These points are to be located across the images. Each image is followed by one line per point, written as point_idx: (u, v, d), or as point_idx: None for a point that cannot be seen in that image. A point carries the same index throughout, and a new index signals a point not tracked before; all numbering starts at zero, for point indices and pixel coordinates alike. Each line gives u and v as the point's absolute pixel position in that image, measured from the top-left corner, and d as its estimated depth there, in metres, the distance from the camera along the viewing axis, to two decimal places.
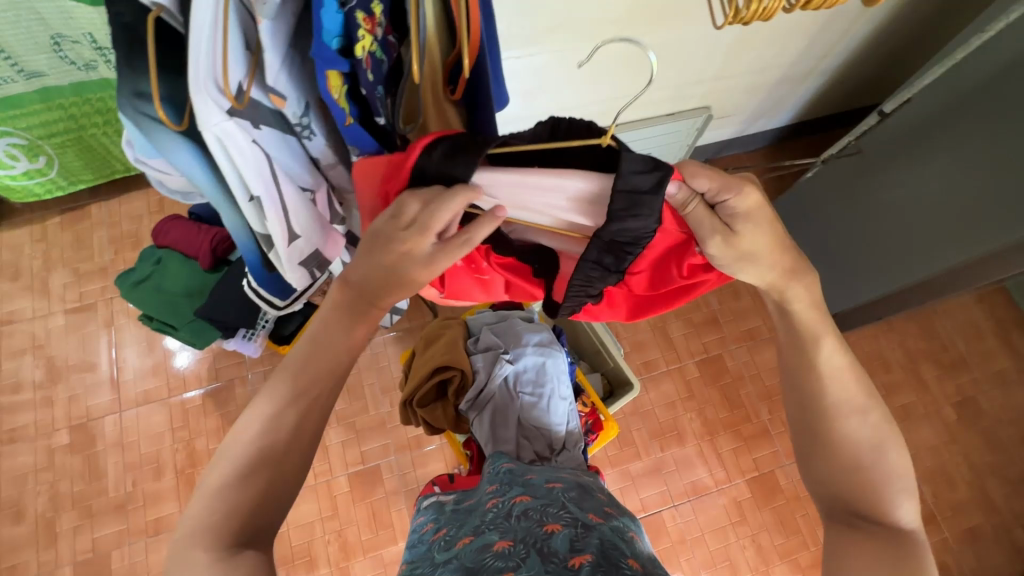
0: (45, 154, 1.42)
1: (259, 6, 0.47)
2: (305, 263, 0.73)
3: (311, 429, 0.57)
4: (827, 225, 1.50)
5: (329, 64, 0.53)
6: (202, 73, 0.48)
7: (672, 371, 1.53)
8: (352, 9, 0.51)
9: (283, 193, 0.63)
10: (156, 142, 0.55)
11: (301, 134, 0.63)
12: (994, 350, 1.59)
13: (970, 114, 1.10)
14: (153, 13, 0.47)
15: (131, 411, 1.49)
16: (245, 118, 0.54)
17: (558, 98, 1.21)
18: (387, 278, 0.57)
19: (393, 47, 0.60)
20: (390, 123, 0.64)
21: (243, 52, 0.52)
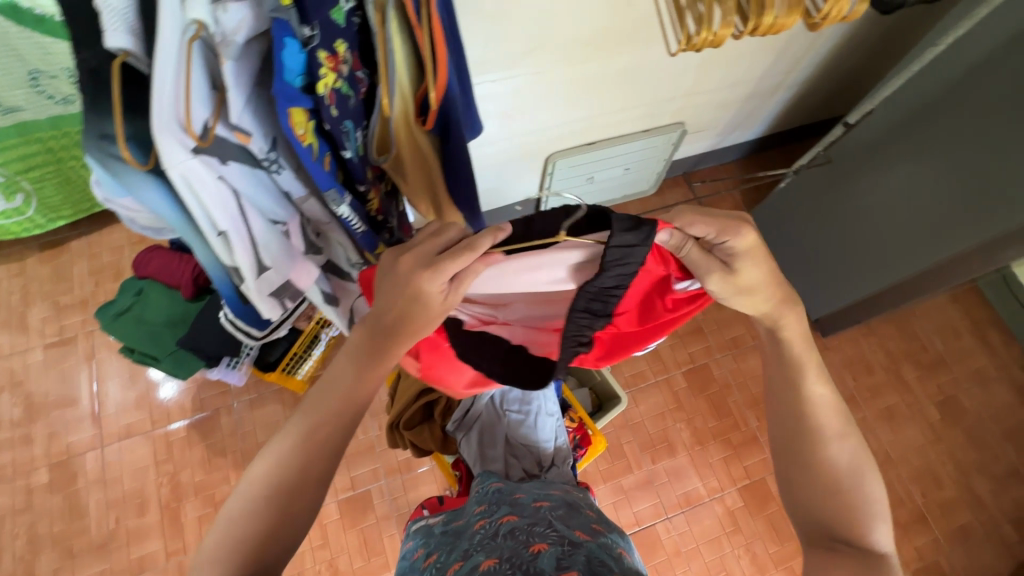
0: (22, 190, 1.41)
1: (223, 49, 0.49)
2: (276, 293, 0.72)
3: (330, 453, 0.59)
4: (803, 233, 1.53)
5: (290, 102, 0.54)
6: (164, 114, 0.48)
7: (660, 382, 1.54)
8: (314, 49, 0.52)
9: (251, 226, 0.64)
10: (122, 180, 0.55)
11: (270, 167, 0.64)
12: (970, 349, 1.62)
13: (932, 122, 1.15)
14: (119, 58, 0.48)
15: (113, 446, 1.46)
16: (212, 155, 0.54)
17: (535, 118, 1.23)
18: (405, 313, 0.57)
19: (359, 82, 0.62)
20: (357, 156, 0.67)
21: (208, 91, 0.52)
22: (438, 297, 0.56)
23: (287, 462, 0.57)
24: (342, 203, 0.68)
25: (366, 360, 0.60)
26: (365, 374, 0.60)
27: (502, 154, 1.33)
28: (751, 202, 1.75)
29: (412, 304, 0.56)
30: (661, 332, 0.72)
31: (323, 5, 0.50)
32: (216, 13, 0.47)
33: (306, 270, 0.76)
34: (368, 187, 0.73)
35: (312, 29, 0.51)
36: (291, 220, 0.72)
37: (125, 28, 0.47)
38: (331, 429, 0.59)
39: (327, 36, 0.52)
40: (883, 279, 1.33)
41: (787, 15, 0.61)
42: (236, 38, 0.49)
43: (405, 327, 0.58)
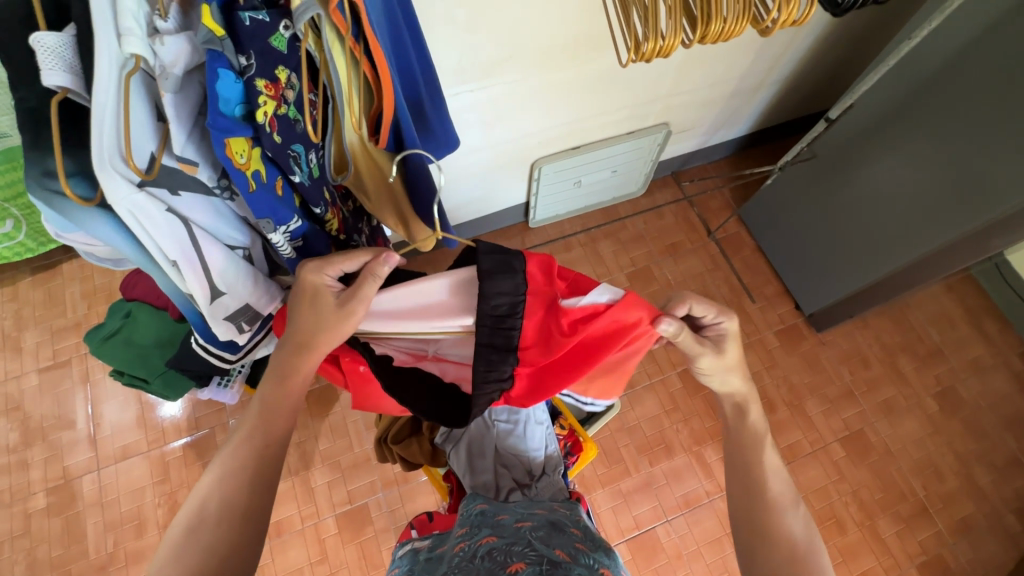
0: (11, 216, 1.42)
1: (162, 81, 0.49)
2: (233, 317, 0.71)
3: (252, 488, 0.59)
4: (792, 228, 1.52)
5: (223, 132, 0.52)
6: (105, 149, 0.47)
7: (654, 384, 1.54)
8: (250, 78, 0.52)
9: (204, 253, 0.62)
10: (72, 218, 0.53)
11: (222, 195, 0.64)
12: (967, 338, 1.61)
13: (913, 116, 1.14)
14: (58, 95, 0.47)
15: (110, 468, 1.46)
16: (161, 186, 0.55)
17: (516, 126, 1.23)
18: (309, 328, 0.63)
19: (313, 105, 0.63)
20: (308, 178, 0.66)
21: (152, 123, 0.53)
22: (327, 290, 0.65)
23: (206, 503, 0.57)
24: (275, 231, 0.65)
25: (274, 381, 0.65)
26: (270, 396, 0.64)
27: (485, 163, 1.33)
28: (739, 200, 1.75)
29: (306, 304, 0.64)
30: (581, 364, 0.69)
31: (260, 29, 0.52)
32: (153, 46, 0.47)
33: (261, 292, 0.73)
34: (325, 209, 0.71)
35: (248, 58, 0.52)
36: (250, 244, 0.71)
37: (63, 68, 0.47)
38: (248, 462, 0.60)
39: (264, 64, 0.53)
40: (874, 273, 1.33)
41: (736, 23, 0.59)
42: (176, 70, 0.49)
43: (292, 330, 0.65)
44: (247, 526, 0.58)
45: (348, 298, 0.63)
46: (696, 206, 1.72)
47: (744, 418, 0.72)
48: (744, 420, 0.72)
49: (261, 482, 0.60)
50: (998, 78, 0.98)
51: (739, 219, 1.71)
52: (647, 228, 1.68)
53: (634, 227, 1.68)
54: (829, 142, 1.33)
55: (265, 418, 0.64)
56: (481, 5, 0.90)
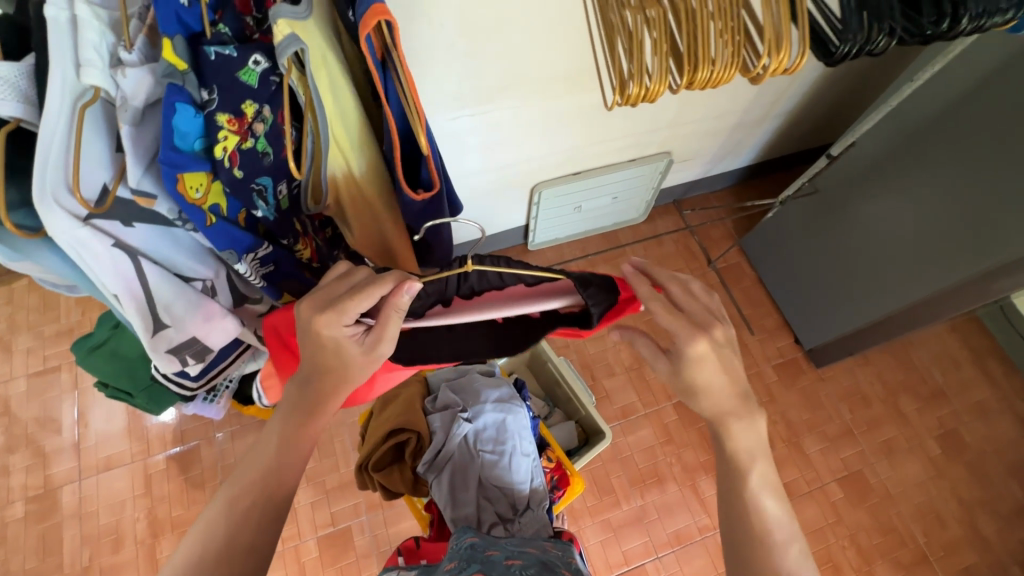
0: None
1: (121, 112, 0.52)
2: (177, 351, 0.65)
3: (252, 530, 0.55)
4: (791, 261, 1.51)
5: (185, 165, 0.55)
6: (45, 180, 0.48)
7: (649, 415, 1.50)
8: (210, 112, 0.54)
9: (149, 284, 0.59)
10: (20, 249, 0.53)
11: (183, 226, 0.61)
12: (971, 380, 1.58)
13: (913, 157, 1.14)
14: (11, 123, 0.48)
15: (92, 478, 1.44)
16: (112, 218, 0.55)
17: (516, 150, 1.23)
18: (327, 371, 0.59)
19: (289, 137, 0.60)
20: (270, 213, 0.64)
21: (110, 155, 0.54)
22: (350, 341, 0.58)
23: (213, 528, 0.54)
24: (240, 262, 0.66)
25: (300, 417, 0.61)
26: (292, 434, 0.61)
27: (484, 187, 1.33)
28: (742, 230, 1.73)
29: (329, 355, 0.58)
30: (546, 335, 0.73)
31: (224, 64, 0.54)
32: (115, 77, 0.50)
33: (218, 326, 0.68)
34: (293, 240, 0.71)
35: (210, 93, 0.54)
36: (214, 275, 0.68)
37: (15, 98, 0.48)
38: (260, 500, 0.57)
39: (226, 99, 0.55)
40: (873, 313, 1.31)
41: (725, 69, 0.54)
42: (136, 101, 0.52)
43: (321, 378, 0.60)
44: (252, 560, 0.54)
45: (375, 344, 0.58)
46: (697, 235, 1.70)
47: None
48: None
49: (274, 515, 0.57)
50: (1002, 125, 0.98)
51: (740, 249, 1.69)
52: (647, 255, 1.66)
53: (633, 254, 1.67)
54: (831, 178, 1.32)
55: (286, 446, 0.60)
56: (483, 35, 0.90)
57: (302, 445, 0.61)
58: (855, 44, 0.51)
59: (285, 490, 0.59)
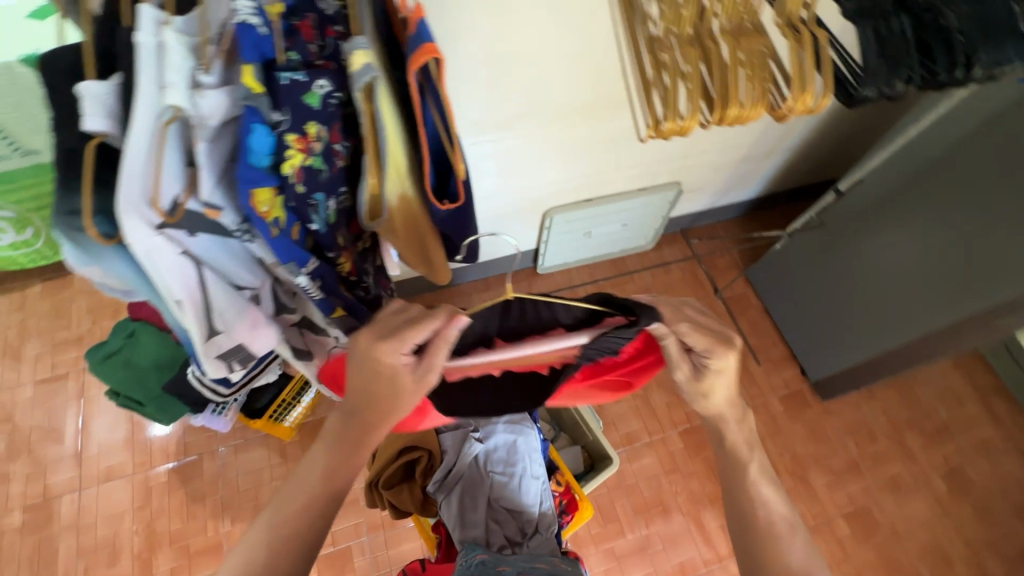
0: (33, 225, 1.50)
1: (198, 131, 0.49)
2: (224, 356, 0.68)
3: (291, 559, 0.57)
4: (798, 293, 1.52)
5: (254, 181, 0.53)
6: (131, 195, 0.47)
7: (655, 442, 1.50)
8: (282, 132, 0.52)
9: (208, 292, 0.61)
10: (92, 254, 0.52)
11: (241, 237, 0.62)
12: (977, 418, 1.57)
13: (917, 195, 1.17)
14: (95, 139, 0.46)
15: (92, 489, 1.43)
16: (180, 228, 0.55)
17: (532, 176, 1.27)
18: (376, 405, 0.57)
19: (337, 155, 0.60)
20: (325, 225, 0.65)
21: (182, 167, 0.53)
22: (403, 371, 0.54)
23: (254, 550, 0.56)
24: (300, 273, 0.65)
25: (345, 450, 0.60)
26: (337, 466, 0.60)
27: (498, 210, 1.36)
28: (749, 261, 1.75)
29: (382, 385, 0.55)
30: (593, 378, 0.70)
31: (296, 89, 0.51)
32: (193, 98, 0.47)
33: (260, 333, 0.71)
34: (338, 253, 0.70)
35: (283, 114, 0.51)
36: (260, 285, 0.71)
37: (104, 114, 0.46)
38: (302, 526, 0.58)
39: (297, 120, 0.52)
40: (876, 346, 1.32)
41: (753, 106, 0.54)
42: (214, 120, 0.49)
43: (368, 412, 0.59)
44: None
45: (429, 374, 0.53)
46: (704, 264, 1.72)
47: (762, 524, 0.64)
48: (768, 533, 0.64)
49: (311, 536, 0.58)
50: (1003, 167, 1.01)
51: (746, 279, 1.71)
52: (655, 282, 1.68)
53: (641, 281, 1.69)
54: (838, 213, 1.35)
55: (333, 474, 0.60)
56: (506, 65, 0.94)
57: (338, 474, 0.61)
58: (879, 88, 0.52)
59: (322, 515, 0.60)
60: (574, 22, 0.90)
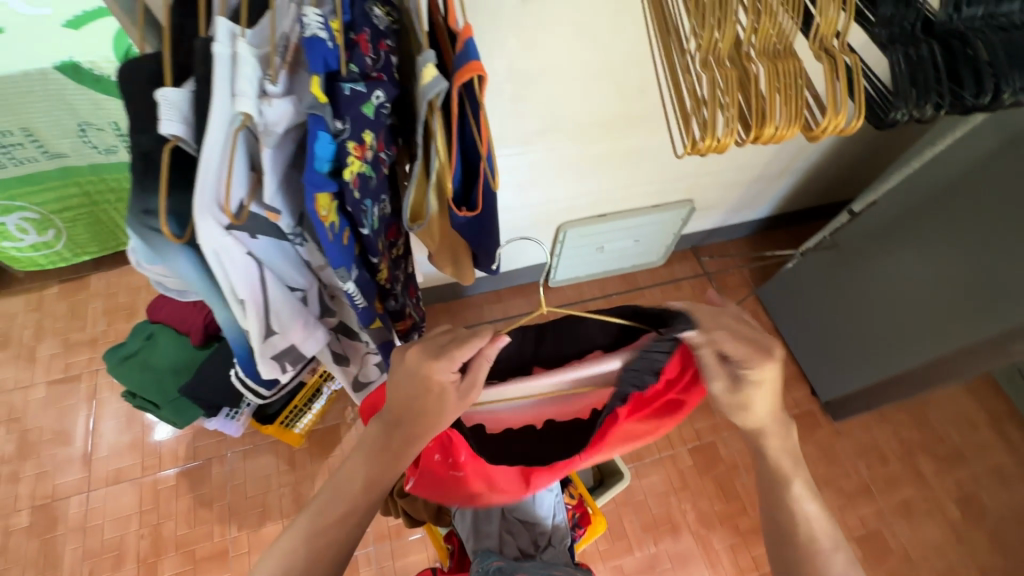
0: (55, 227, 1.53)
1: (263, 138, 0.45)
2: (279, 356, 0.65)
3: (325, 567, 0.57)
4: (810, 312, 1.53)
5: (316, 187, 0.48)
6: (205, 197, 0.44)
7: (664, 459, 1.49)
8: (344, 140, 0.47)
9: (268, 292, 0.58)
10: (156, 251, 0.50)
11: (296, 241, 0.58)
12: (990, 443, 1.56)
13: (931, 218, 1.18)
14: (168, 144, 0.43)
15: (100, 491, 1.43)
16: (243, 230, 0.51)
17: (549, 190, 1.29)
18: (417, 420, 0.57)
19: (383, 162, 0.56)
20: (373, 230, 0.59)
21: (247, 173, 0.49)
22: (451, 389, 0.55)
23: (292, 552, 0.56)
24: (348, 279, 0.59)
25: (383, 460, 0.60)
26: (377, 475, 0.60)
27: (514, 223, 1.37)
28: (759, 279, 1.76)
29: (426, 401, 0.56)
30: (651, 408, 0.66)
31: (357, 99, 0.46)
32: (260, 106, 0.44)
33: (310, 332, 0.68)
34: (381, 259, 0.64)
35: (344, 123, 0.46)
36: (309, 287, 0.66)
37: (178, 118, 0.43)
38: (337, 532, 0.58)
39: (357, 128, 0.47)
40: (890, 368, 1.31)
41: (787, 127, 0.49)
42: (279, 129, 0.45)
43: (412, 424, 0.58)
44: None
45: (472, 391, 0.55)
46: (715, 281, 1.73)
47: (785, 541, 0.64)
48: (789, 551, 0.64)
49: (344, 540, 0.59)
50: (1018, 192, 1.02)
51: (757, 298, 1.72)
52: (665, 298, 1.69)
53: (651, 296, 1.70)
54: (852, 233, 1.36)
55: (371, 485, 0.60)
56: (529, 82, 0.97)
57: (377, 481, 0.60)
58: (909, 111, 0.50)
59: (355, 519, 0.59)
60: (597, 42, 0.93)
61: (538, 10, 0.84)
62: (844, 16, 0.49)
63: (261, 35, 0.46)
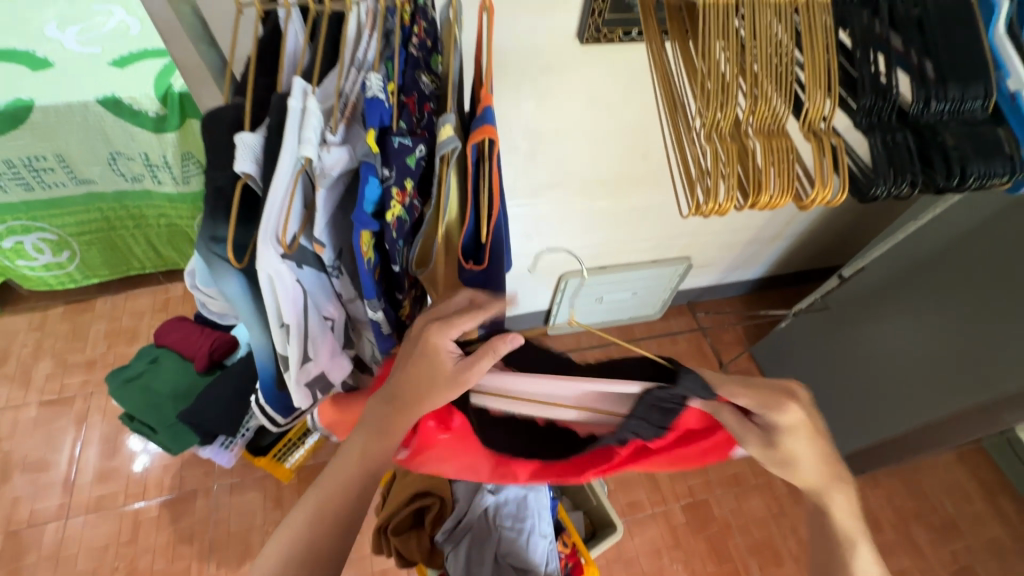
0: (70, 249, 1.57)
1: (319, 180, 0.50)
2: (310, 384, 0.65)
3: (336, 534, 0.55)
4: (802, 372, 1.56)
5: (362, 227, 0.51)
6: (270, 229, 0.47)
7: (657, 514, 1.47)
8: (390, 184, 0.52)
9: (309, 319, 0.59)
10: (212, 272, 0.52)
11: (333, 275, 0.61)
12: (983, 515, 1.56)
13: (916, 286, 1.23)
14: (240, 179, 0.47)
15: (78, 519, 1.39)
16: (293, 261, 0.53)
17: (554, 241, 1.35)
18: (415, 390, 0.56)
19: (415, 209, 0.61)
20: (402, 267, 0.64)
21: (300, 210, 0.53)
22: (449, 359, 0.56)
23: (297, 534, 0.54)
24: (377, 310, 0.62)
25: (378, 433, 0.58)
26: (374, 447, 0.58)
27: (518, 269, 1.43)
28: (752, 338, 1.81)
29: (420, 365, 0.57)
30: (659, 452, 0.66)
31: (403, 151, 0.51)
32: (320, 152, 0.48)
33: (338, 360, 0.68)
34: (404, 295, 0.69)
35: (390, 170, 0.51)
36: (339, 318, 0.66)
37: (251, 159, 0.47)
38: (341, 507, 0.56)
39: (401, 175, 0.52)
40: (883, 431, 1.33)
41: (780, 195, 0.54)
42: (333, 173, 0.50)
43: (407, 392, 0.57)
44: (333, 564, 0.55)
45: (470, 368, 0.55)
46: (709, 337, 1.78)
47: None
48: None
49: (344, 515, 0.56)
50: (994, 266, 1.07)
51: (750, 356, 1.75)
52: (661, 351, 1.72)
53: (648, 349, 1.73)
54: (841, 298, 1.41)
55: (367, 457, 0.58)
56: (543, 140, 1.04)
57: (385, 460, 0.59)
58: (890, 189, 0.56)
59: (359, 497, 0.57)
60: (606, 108, 1.01)
61: (555, 78, 0.92)
62: (829, 102, 0.55)
63: (326, 93, 0.52)
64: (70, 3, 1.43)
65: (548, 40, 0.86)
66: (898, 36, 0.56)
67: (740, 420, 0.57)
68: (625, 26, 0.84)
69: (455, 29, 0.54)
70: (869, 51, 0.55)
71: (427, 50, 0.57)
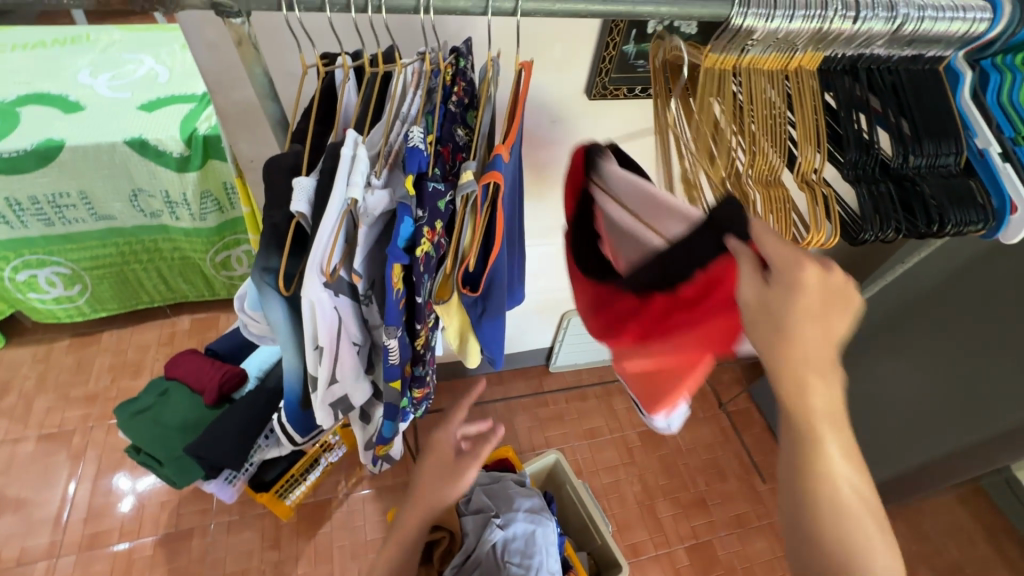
0: (81, 283, 1.60)
1: (362, 219, 0.55)
2: (334, 404, 0.68)
3: None
4: None
5: (393, 261, 0.55)
6: (316, 260, 0.52)
7: (661, 556, 1.45)
8: (422, 223, 0.56)
9: (342, 343, 0.63)
10: (260, 298, 0.57)
11: (365, 303, 0.64)
12: (988, 558, 1.54)
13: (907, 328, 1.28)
14: (294, 218, 0.51)
15: (69, 558, 1.35)
16: (332, 290, 0.57)
17: (558, 281, 1.39)
18: (431, 492, 0.68)
19: (443, 247, 0.64)
20: (426, 299, 0.65)
21: (343, 245, 0.56)
22: (450, 456, 0.69)
23: None
24: (393, 337, 0.64)
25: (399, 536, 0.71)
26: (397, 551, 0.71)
27: (523, 307, 1.47)
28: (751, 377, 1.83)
29: (429, 466, 0.70)
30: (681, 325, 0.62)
31: (436, 195, 0.57)
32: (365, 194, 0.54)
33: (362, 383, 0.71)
34: (422, 327, 0.69)
35: (423, 211, 0.56)
36: (364, 344, 0.69)
37: (306, 200, 0.51)
38: None
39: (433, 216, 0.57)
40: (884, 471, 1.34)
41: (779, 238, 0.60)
42: (375, 213, 0.56)
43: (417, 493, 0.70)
44: None
45: (470, 461, 0.69)
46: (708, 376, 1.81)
47: None
48: None
49: None
50: (980, 309, 1.12)
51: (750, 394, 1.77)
52: None
53: None
54: None
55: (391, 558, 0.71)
56: (552, 184, 1.11)
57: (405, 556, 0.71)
58: (877, 234, 0.61)
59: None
60: None
61: (566, 128, 0.99)
62: (820, 157, 0.62)
63: (373, 142, 0.59)
64: (103, 51, 1.52)
65: (558, 96, 0.93)
66: (877, 98, 0.62)
67: (756, 268, 0.47)
68: (630, 83, 0.92)
69: (489, 88, 0.61)
70: (852, 113, 0.62)
71: (464, 106, 0.63)
